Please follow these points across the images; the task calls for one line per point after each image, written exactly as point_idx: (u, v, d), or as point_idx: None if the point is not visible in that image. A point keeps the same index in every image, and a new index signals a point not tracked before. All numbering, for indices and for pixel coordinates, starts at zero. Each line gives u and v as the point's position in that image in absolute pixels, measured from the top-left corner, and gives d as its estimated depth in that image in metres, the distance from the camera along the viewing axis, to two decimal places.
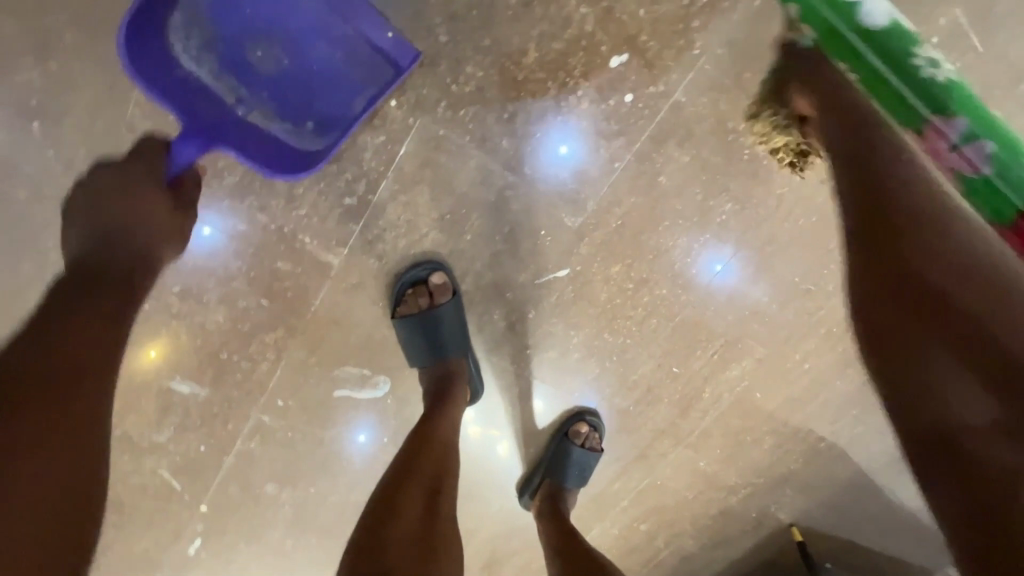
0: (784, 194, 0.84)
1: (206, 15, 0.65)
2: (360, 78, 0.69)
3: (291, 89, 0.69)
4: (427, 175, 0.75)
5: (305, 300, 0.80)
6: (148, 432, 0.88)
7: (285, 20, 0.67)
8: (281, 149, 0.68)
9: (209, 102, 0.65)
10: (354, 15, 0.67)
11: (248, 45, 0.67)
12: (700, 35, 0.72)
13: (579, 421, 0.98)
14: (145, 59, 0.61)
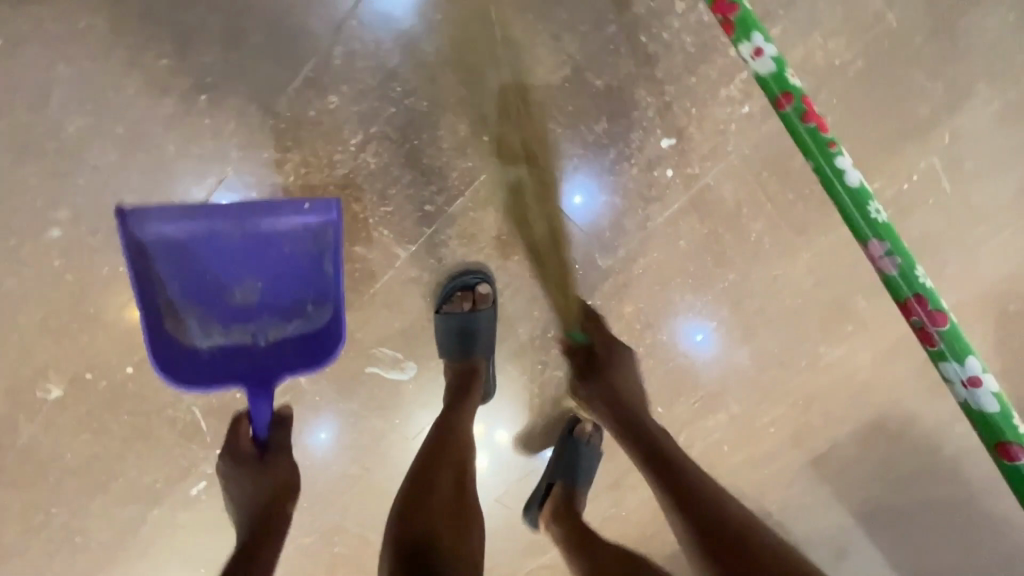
0: (774, 275, 1.01)
1: (198, 301, 0.80)
2: (307, 251, 0.81)
3: (272, 292, 0.82)
4: (498, 200, 0.87)
5: (366, 283, 0.92)
6: None
7: (246, 259, 0.79)
8: (309, 341, 0.83)
9: (231, 363, 0.80)
10: (274, 204, 0.77)
11: (229, 287, 0.80)
12: (742, 135, 0.87)
13: (584, 420, 1.00)
14: (178, 376, 0.79)
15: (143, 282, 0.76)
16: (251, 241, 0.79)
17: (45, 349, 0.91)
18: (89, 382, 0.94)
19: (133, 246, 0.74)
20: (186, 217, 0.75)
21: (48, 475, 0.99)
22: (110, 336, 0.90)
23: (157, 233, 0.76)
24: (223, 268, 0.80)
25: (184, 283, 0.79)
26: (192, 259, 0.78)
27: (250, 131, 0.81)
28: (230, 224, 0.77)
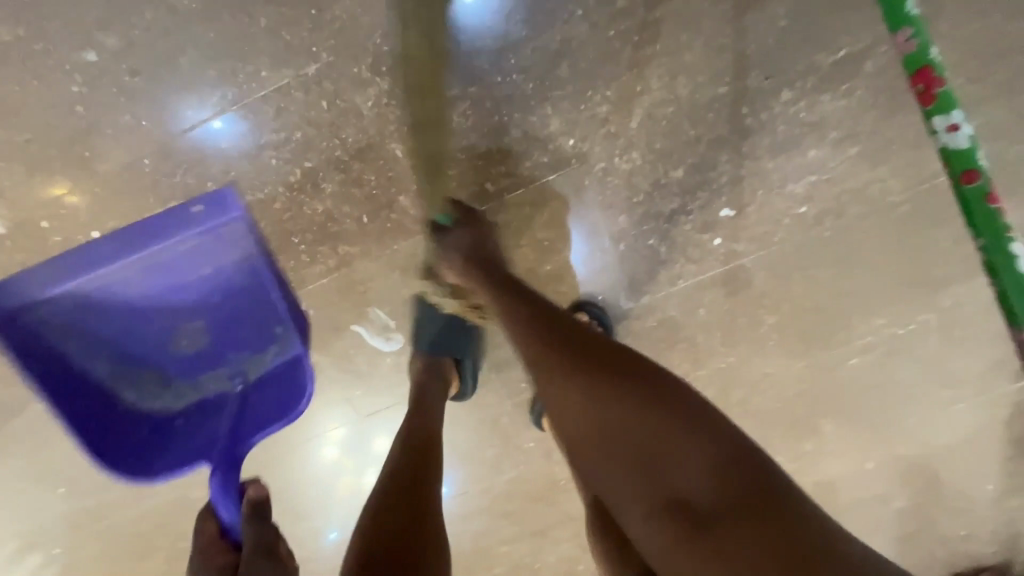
0: (762, 371, 1.05)
1: (145, 361, 0.72)
2: (233, 257, 0.67)
3: (213, 333, 0.72)
4: (555, 204, 0.86)
5: (395, 239, 0.85)
6: None
7: (169, 305, 0.68)
8: (290, 381, 0.75)
9: (207, 421, 0.74)
10: (160, 221, 0.62)
11: (170, 340, 0.71)
12: (791, 232, 0.92)
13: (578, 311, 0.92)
14: (152, 452, 0.74)
15: (52, 372, 0.67)
16: (156, 278, 0.66)
17: (7, 175, 0.77)
18: (43, 236, 0.80)
19: (6, 339, 0.63)
20: (54, 273, 0.62)
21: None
22: (90, 191, 0.79)
23: (25, 304, 0.62)
24: (151, 321, 0.69)
25: (108, 356, 0.70)
26: (99, 326, 0.67)
27: (350, 41, 0.76)
28: (126, 273, 0.64)
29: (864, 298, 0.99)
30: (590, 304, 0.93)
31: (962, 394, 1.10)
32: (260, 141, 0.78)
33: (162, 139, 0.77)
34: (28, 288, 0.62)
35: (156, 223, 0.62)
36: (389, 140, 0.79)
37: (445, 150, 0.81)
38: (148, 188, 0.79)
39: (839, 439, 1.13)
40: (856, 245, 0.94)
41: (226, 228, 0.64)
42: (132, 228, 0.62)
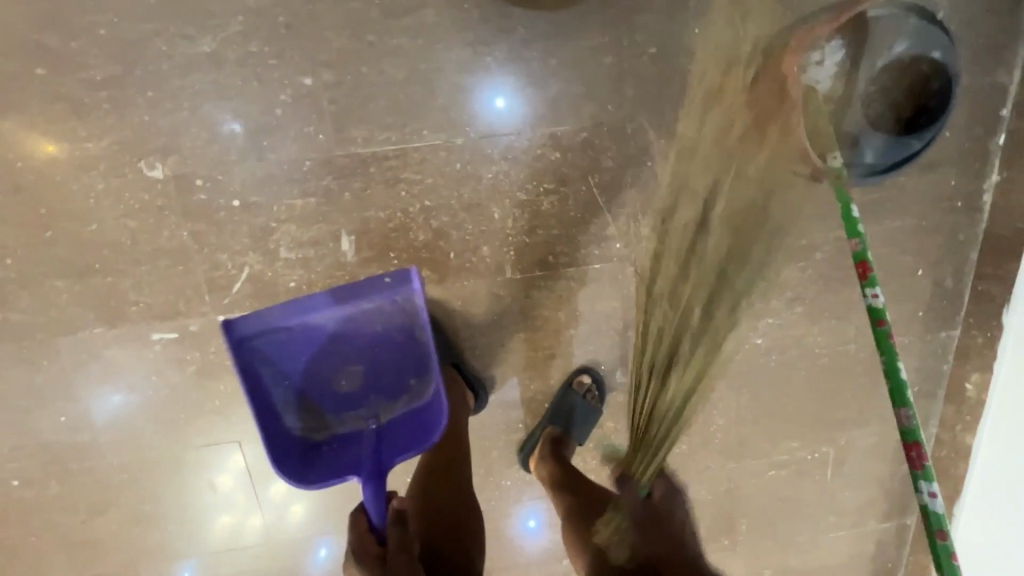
0: (703, 462, 1.30)
1: (311, 394, 0.99)
2: (401, 322, 0.98)
3: (365, 376, 1.00)
4: (592, 287, 1.13)
5: (467, 275, 1.09)
6: (280, 243, 1.02)
7: (342, 346, 0.98)
8: (416, 421, 1.00)
9: (348, 449, 0.98)
10: (363, 288, 0.96)
11: (335, 377, 1.00)
12: (747, 356, 1.23)
13: (583, 373, 1.17)
14: (302, 472, 0.96)
15: (253, 385, 0.95)
16: (346, 327, 0.97)
17: (189, 139, 0.95)
18: (192, 188, 0.97)
19: (240, 354, 0.93)
20: (283, 313, 0.94)
21: (75, 224, 0.97)
22: (250, 169, 0.98)
23: (256, 327, 0.93)
24: (329, 363, 0.99)
25: (284, 385, 0.97)
26: (293, 359, 0.97)
27: (492, 131, 1.01)
28: (331, 323, 0.96)
29: (787, 422, 1.29)
30: (592, 369, 1.17)
31: (842, 521, 1.39)
32: (399, 176, 1.01)
33: (326, 152, 0.98)
34: (260, 320, 0.93)
35: (362, 286, 0.96)
36: (492, 205, 1.05)
37: (526, 226, 1.07)
38: (296, 183, 0.99)
39: (746, 539, 1.37)
40: (787, 380, 1.26)
41: (401, 298, 0.97)
42: (345, 290, 0.95)
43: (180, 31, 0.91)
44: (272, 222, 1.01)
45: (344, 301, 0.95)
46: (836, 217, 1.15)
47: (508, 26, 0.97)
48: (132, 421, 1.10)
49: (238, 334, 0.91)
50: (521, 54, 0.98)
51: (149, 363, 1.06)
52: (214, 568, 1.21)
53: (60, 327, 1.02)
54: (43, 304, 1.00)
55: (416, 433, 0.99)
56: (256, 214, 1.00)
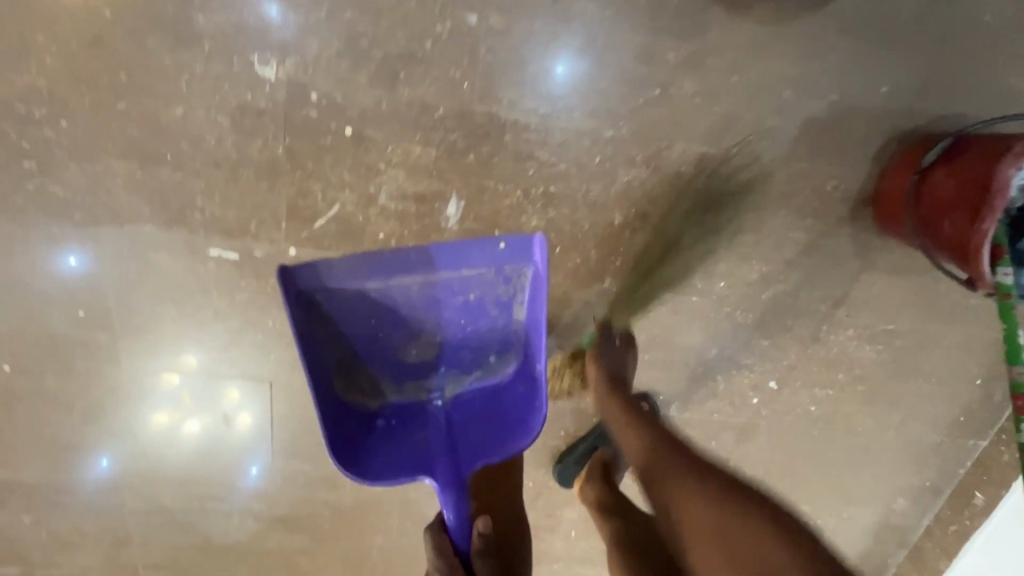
0: None
1: (371, 357, 0.87)
2: (498, 296, 0.86)
3: (436, 351, 0.88)
4: (680, 317, 1.07)
5: (565, 274, 1.01)
6: (383, 188, 0.90)
7: (419, 311, 0.85)
8: (489, 408, 0.90)
9: (412, 430, 0.89)
10: (466, 251, 0.82)
11: (404, 345, 0.87)
12: (796, 421, 1.21)
13: (641, 399, 1.12)
14: (356, 446, 0.87)
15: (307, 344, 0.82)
16: (433, 294, 0.84)
17: (320, 44, 0.82)
18: (304, 101, 0.84)
19: (300, 308, 0.80)
20: (366, 266, 0.80)
21: (157, 103, 0.82)
22: (377, 98, 0.85)
23: (332, 279, 0.80)
24: (400, 329, 0.86)
25: (344, 346, 0.85)
26: (361, 319, 0.84)
27: (645, 132, 0.92)
28: (418, 288, 0.83)
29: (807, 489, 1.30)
30: (648, 395, 1.13)
31: None
32: (533, 152, 0.91)
33: (466, 103, 0.87)
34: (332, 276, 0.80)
35: (465, 249, 0.82)
36: (616, 208, 0.97)
37: (642, 239, 0.99)
38: (422, 128, 0.87)
39: None
40: (822, 451, 1.26)
41: (508, 269, 0.84)
42: (440, 250, 0.81)
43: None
44: (382, 163, 0.89)
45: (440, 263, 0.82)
46: (928, 311, 1.14)
47: (700, 26, 0.87)
48: (156, 334, 0.97)
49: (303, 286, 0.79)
50: (704, 60, 0.89)
51: (195, 278, 0.93)
52: (132, 462, 1.08)
53: (103, 211, 0.87)
54: (92, 182, 0.85)
55: (490, 424, 0.89)
56: (368, 150, 0.88)
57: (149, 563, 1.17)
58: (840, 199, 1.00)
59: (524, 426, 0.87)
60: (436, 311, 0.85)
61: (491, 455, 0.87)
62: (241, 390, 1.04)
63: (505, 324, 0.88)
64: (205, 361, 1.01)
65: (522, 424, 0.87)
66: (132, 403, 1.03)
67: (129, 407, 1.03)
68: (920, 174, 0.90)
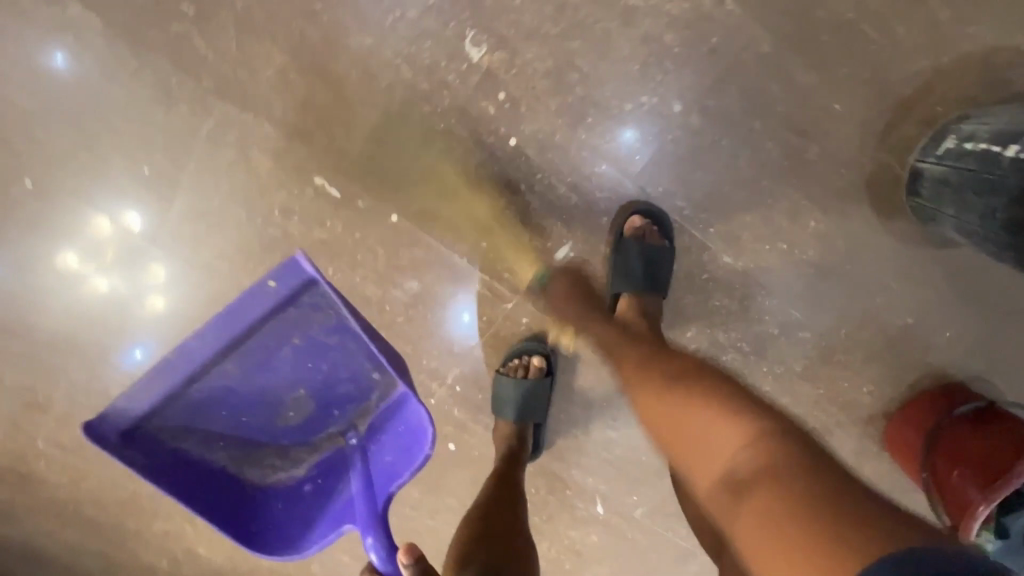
0: None
1: (262, 440, 0.82)
2: (322, 325, 0.77)
3: (308, 399, 0.82)
4: None
5: None
6: (511, 204, 0.88)
7: (256, 379, 0.79)
8: (400, 422, 0.81)
9: (337, 483, 0.82)
10: (243, 306, 0.74)
11: (279, 413, 0.82)
12: None
13: (636, 215, 0.87)
14: (291, 524, 0.82)
15: (181, 468, 0.77)
16: (249, 360, 0.77)
17: (533, 54, 0.80)
18: (489, 94, 0.82)
19: (147, 448, 0.75)
20: (164, 380, 0.74)
21: (353, 23, 0.79)
22: (554, 126, 0.84)
23: (147, 403, 0.74)
24: (256, 405, 0.80)
25: (223, 443, 0.80)
26: (215, 417, 0.79)
27: (755, 271, 0.96)
28: (234, 364, 0.77)
29: None
30: (640, 213, 0.87)
31: None
32: None
33: (628, 173, 0.87)
34: (147, 399, 0.74)
35: (240, 309, 0.74)
36: (694, 321, 0.99)
37: (701, 358, 1.01)
38: (577, 172, 0.87)
39: None
40: None
41: (307, 297, 0.75)
42: (227, 318, 0.74)
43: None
44: (524, 184, 0.87)
45: (232, 333, 0.75)
46: None
47: (849, 211, 0.92)
48: (206, 230, 0.87)
49: (140, 415, 0.74)
50: (836, 240, 0.94)
51: (281, 193, 0.86)
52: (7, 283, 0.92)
53: (236, 89, 0.81)
54: (243, 57, 0.80)
55: (401, 443, 0.80)
56: (517, 165, 0.86)
57: (55, 435, 1.05)
58: (871, 403, 1.08)
59: (421, 426, 0.77)
60: (275, 372, 0.79)
61: (402, 473, 0.77)
62: (174, 268, 0.89)
63: (369, 352, 0.78)
64: (151, 227, 0.87)
65: (424, 428, 0.77)
66: (44, 228, 0.87)
67: (39, 234, 0.88)
68: (951, 417, 0.98)
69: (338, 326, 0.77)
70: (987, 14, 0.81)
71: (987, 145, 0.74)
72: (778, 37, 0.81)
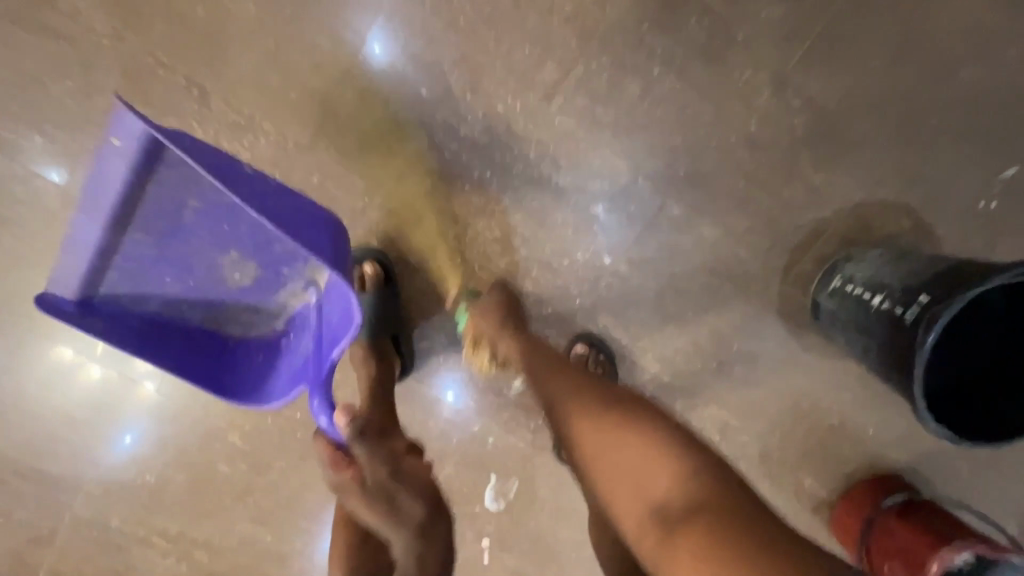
0: None
1: (220, 300, 0.78)
2: (210, 188, 0.66)
3: (238, 247, 0.74)
4: None
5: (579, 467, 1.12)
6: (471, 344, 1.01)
7: (188, 239, 0.72)
8: (334, 285, 0.74)
9: (297, 338, 0.80)
10: (103, 172, 0.64)
11: (226, 271, 0.76)
12: None
13: (580, 342, 1.00)
14: (265, 374, 0.81)
15: (156, 324, 0.75)
16: (160, 228, 0.70)
17: (483, 227, 0.94)
18: (447, 259, 0.96)
19: (108, 314, 0.71)
20: (73, 263, 0.67)
21: None
22: (505, 281, 0.98)
23: (82, 281, 0.69)
24: (199, 267, 0.75)
25: (185, 301, 0.76)
26: (162, 284, 0.74)
27: (691, 387, 1.09)
28: (143, 234, 0.69)
29: None
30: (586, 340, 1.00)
31: None
32: None
33: (571, 315, 1.01)
34: (75, 278, 0.68)
35: (103, 174, 0.64)
36: None
37: None
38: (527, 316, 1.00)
39: None
40: None
41: (164, 164, 0.63)
42: (96, 183, 0.64)
43: (548, 147, 0.90)
44: (481, 328, 1.00)
45: (116, 203, 0.66)
46: None
47: (766, 332, 1.05)
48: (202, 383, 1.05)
49: (78, 289, 0.69)
50: (760, 359, 1.08)
51: None
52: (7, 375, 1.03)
53: None
54: None
55: (337, 313, 0.73)
56: (475, 313, 1.00)
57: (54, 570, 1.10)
58: (811, 495, 1.18)
59: (349, 297, 0.68)
60: (195, 232, 0.71)
61: (340, 340, 0.71)
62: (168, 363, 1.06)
63: (296, 219, 0.68)
64: None
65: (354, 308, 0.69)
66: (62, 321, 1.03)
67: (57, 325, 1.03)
68: (879, 510, 1.08)
69: (245, 222, 0.71)
70: (861, 179, 0.96)
71: (860, 292, 0.89)
72: (689, 203, 0.95)
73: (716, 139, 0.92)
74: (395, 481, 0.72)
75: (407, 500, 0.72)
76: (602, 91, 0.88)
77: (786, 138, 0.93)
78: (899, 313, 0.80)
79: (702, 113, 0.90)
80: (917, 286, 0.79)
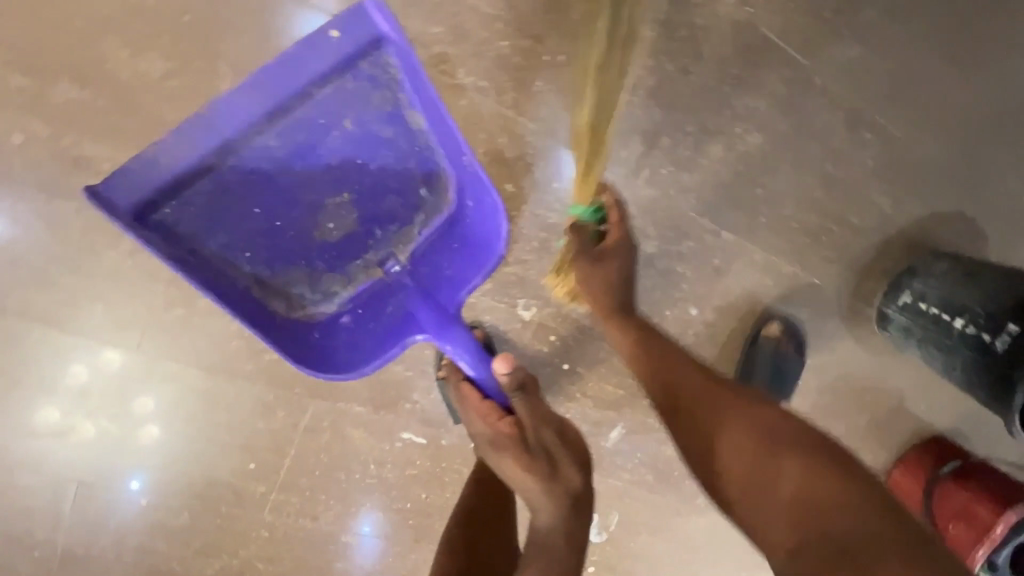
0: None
1: (293, 257, 0.72)
2: (378, 109, 0.67)
3: (358, 196, 0.71)
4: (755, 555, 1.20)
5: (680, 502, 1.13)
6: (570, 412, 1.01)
7: (292, 164, 0.67)
8: (452, 240, 0.76)
9: (387, 306, 0.75)
10: (302, 61, 0.63)
11: (321, 218, 0.70)
12: None
13: None
14: (338, 352, 0.75)
15: (193, 254, 0.66)
16: (297, 141, 0.66)
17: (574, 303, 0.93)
18: (541, 340, 0.94)
19: (159, 234, 0.64)
20: (189, 142, 0.62)
21: None
22: (599, 348, 0.97)
23: (158, 176, 0.62)
24: (293, 207, 0.69)
25: (249, 254, 0.70)
26: (244, 215, 0.67)
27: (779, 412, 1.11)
28: (277, 142, 0.66)
29: None
30: None
31: None
32: None
33: None
34: (184, 157, 0.63)
35: (296, 64, 0.62)
36: None
37: None
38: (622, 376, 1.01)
39: None
40: None
41: (371, 64, 0.65)
42: (280, 73, 0.62)
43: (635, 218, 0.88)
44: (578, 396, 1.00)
45: (286, 93, 0.64)
46: None
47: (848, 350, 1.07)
48: (310, 492, 0.99)
49: (146, 196, 0.62)
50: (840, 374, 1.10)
51: (372, 449, 0.98)
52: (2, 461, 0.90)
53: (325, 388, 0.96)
54: None
55: (449, 276, 0.75)
56: (572, 383, 0.99)
57: None
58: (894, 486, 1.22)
59: (492, 238, 0.73)
60: (317, 158, 0.68)
61: (473, 279, 0.74)
62: (154, 396, 0.91)
63: (428, 181, 0.73)
64: (125, 359, 0.89)
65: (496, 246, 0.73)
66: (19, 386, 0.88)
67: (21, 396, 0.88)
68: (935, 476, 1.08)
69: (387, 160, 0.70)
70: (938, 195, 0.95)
71: (940, 314, 0.90)
72: (772, 246, 0.95)
73: (794, 183, 0.91)
74: (557, 443, 0.68)
75: (566, 464, 0.67)
76: (686, 155, 0.86)
77: (861, 169, 0.93)
78: (988, 340, 0.84)
79: (780, 160, 0.89)
80: (1002, 311, 0.84)
